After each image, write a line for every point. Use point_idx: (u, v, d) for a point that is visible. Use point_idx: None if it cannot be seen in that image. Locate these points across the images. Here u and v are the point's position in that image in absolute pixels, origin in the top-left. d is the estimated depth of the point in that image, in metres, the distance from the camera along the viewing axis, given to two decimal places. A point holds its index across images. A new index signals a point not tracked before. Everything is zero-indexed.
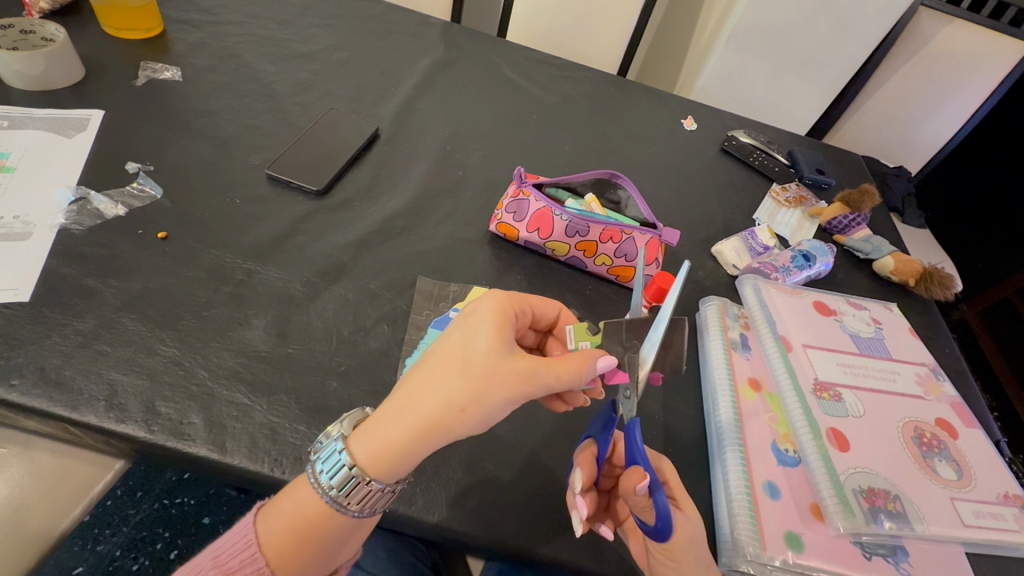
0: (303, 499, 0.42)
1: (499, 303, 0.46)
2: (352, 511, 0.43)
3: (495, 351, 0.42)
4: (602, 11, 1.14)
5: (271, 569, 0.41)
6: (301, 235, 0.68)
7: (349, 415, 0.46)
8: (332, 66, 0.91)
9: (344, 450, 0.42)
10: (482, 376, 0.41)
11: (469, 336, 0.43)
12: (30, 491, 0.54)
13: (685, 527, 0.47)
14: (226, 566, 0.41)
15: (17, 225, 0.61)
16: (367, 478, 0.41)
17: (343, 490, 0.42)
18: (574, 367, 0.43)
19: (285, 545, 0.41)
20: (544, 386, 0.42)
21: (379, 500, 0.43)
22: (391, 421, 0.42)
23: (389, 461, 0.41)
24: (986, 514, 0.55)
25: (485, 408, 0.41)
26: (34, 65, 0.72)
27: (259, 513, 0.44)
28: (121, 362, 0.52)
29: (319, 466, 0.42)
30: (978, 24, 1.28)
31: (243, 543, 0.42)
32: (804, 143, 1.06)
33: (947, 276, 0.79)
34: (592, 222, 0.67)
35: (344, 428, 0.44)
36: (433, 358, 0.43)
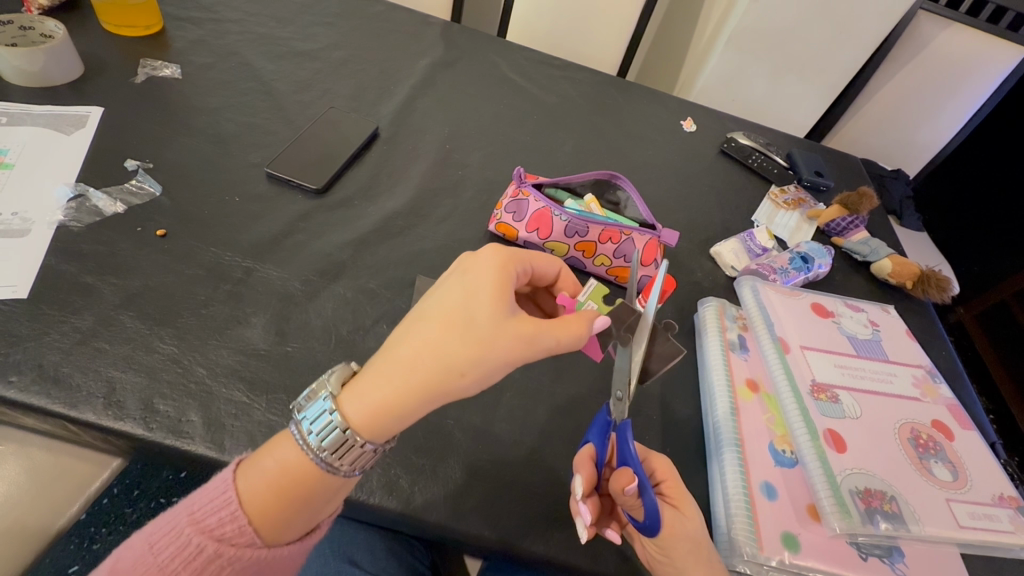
0: (290, 457, 0.40)
1: (501, 262, 0.44)
2: (343, 471, 0.41)
3: (500, 311, 0.41)
4: (602, 12, 1.14)
5: (254, 528, 0.39)
6: (300, 234, 0.68)
7: (336, 371, 0.43)
8: (332, 65, 0.91)
9: (333, 410, 0.40)
10: (487, 337, 0.40)
11: (472, 294, 0.42)
12: (27, 487, 0.54)
13: (678, 528, 0.47)
14: (204, 525, 0.39)
15: (16, 222, 0.61)
16: (360, 440, 0.40)
17: (335, 452, 0.40)
18: (573, 333, 0.44)
19: (270, 505, 0.39)
20: (544, 351, 0.43)
21: (369, 460, 0.42)
22: (388, 380, 0.40)
23: (382, 421, 0.40)
24: (981, 515, 0.56)
25: (486, 370, 0.40)
26: (34, 62, 0.72)
27: (238, 470, 0.41)
28: (119, 359, 0.52)
29: (307, 424, 0.40)
30: (977, 28, 1.28)
31: (222, 501, 0.39)
32: (802, 144, 1.06)
33: (945, 279, 0.79)
34: (591, 223, 0.67)
35: (332, 386, 0.42)
36: (433, 318, 0.41)
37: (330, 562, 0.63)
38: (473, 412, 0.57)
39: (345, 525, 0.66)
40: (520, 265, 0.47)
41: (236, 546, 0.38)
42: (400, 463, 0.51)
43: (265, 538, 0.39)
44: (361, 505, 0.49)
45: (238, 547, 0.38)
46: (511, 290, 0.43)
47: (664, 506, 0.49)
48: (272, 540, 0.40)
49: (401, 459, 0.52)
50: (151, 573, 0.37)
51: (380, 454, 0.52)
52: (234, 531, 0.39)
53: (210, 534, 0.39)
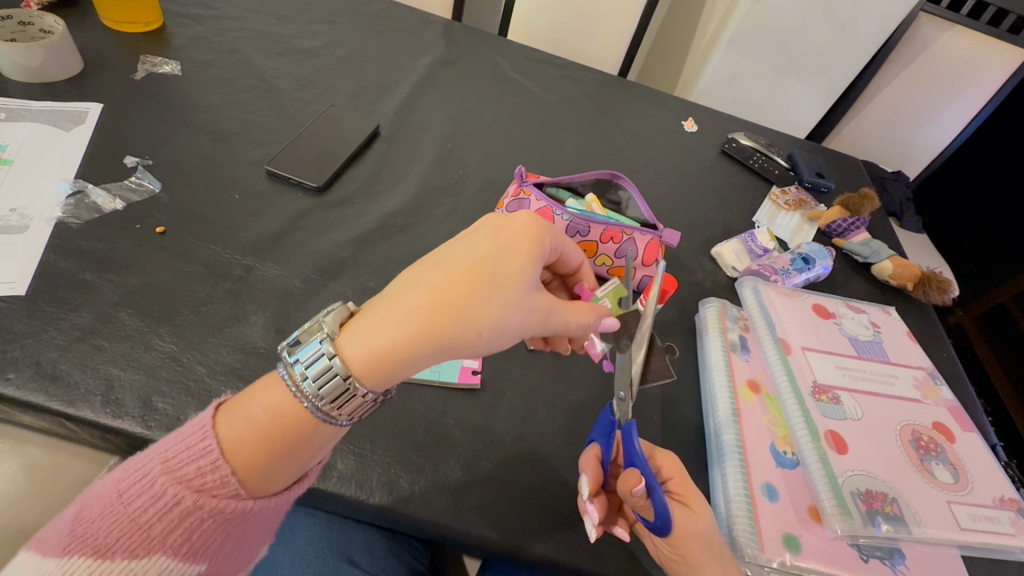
0: (281, 404, 0.40)
1: (533, 231, 0.45)
2: (340, 420, 0.41)
3: (526, 279, 0.42)
4: (604, 11, 1.14)
5: (238, 478, 0.38)
6: (300, 232, 0.67)
7: (334, 311, 0.41)
8: (333, 63, 0.91)
9: (334, 354, 0.39)
10: (512, 301, 0.41)
11: (502, 254, 0.42)
12: (23, 486, 0.54)
13: (690, 526, 0.47)
14: (180, 474, 0.37)
15: (14, 218, 0.60)
16: (360, 389, 0.39)
17: (334, 402, 0.39)
18: (585, 318, 0.47)
19: (256, 453, 0.38)
20: (553, 330, 0.45)
21: (365, 411, 0.41)
22: (396, 326, 0.39)
23: (385, 371, 0.40)
24: (982, 518, 0.56)
25: (498, 333, 0.41)
26: (33, 57, 0.72)
27: (219, 415, 0.40)
28: (118, 357, 0.52)
29: (301, 368, 0.39)
30: (979, 32, 1.27)
31: (200, 450, 0.38)
32: (803, 146, 1.06)
33: (946, 281, 0.79)
34: (593, 222, 0.67)
35: (330, 327, 0.40)
36: (455, 268, 0.41)
37: (329, 562, 0.62)
38: (474, 413, 0.56)
39: (344, 525, 0.65)
40: (553, 240, 0.47)
41: (217, 497, 0.38)
42: (400, 463, 0.51)
43: (250, 488, 0.39)
44: (360, 505, 0.49)
45: (219, 498, 0.38)
46: (539, 263, 0.44)
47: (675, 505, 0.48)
48: (256, 491, 0.39)
49: (401, 459, 0.51)
50: (121, 520, 0.37)
51: (380, 454, 0.51)
52: (215, 481, 0.38)
53: (187, 484, 0.37)
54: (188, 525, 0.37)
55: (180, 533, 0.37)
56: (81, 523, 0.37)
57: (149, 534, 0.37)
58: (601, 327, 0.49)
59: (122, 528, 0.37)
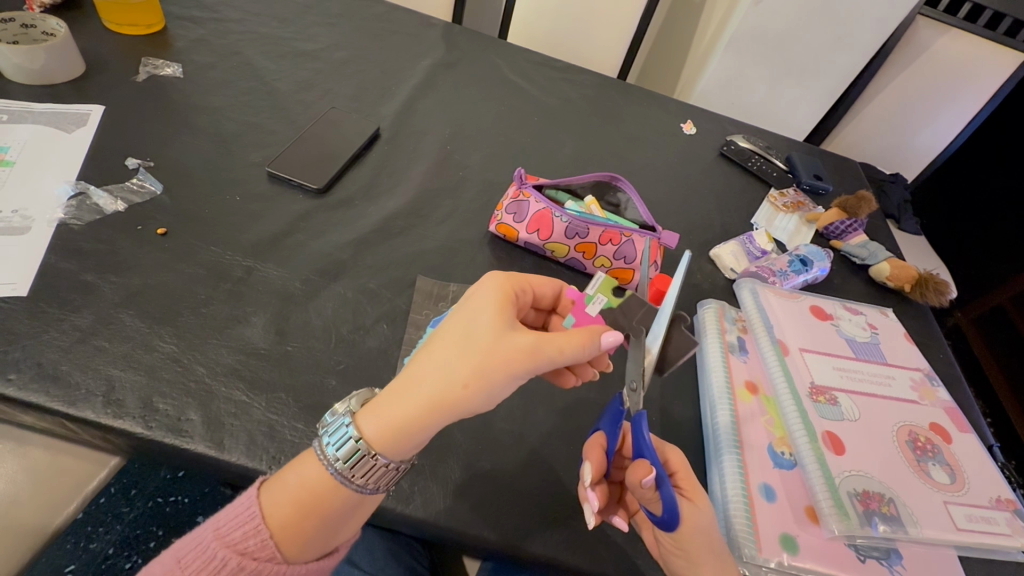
0: (310, 473, 0.42)
1: (503, 288, 0.46)
2: (358, 486, 0.42)
3: (501, 327, 0.42)
4: (604, 14, 1.15)
5: (275, 541, 0.40)
6: (301, 233, 0.68)
7: (359, 393, 0.45)
8: (334, 65, 0.91)
9: (351, 425, 0.42)
10: (490, 350, 0.41)
11: (473, 314, 0.43)
12: (24, 485, 0.54)
13: (695, 521, 0.47)
14: (229, 539, 0.40)
15: (16, 220, 0.60)
16: (373, 453, 0.41)
17: (349, 464, 0.41)
18: (580, 340, 0.43)
19: (288, 518, 0.41)
20: (547, 362, 0.42)
21: (386, 476, 0.42)
22: (398, 396, 0.41)
23: (394, 436, 0.41)
24: (978, 518, 0.56)
25: (490, 383, 0.41)
26: (35, 59, 0.72)
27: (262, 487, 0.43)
28: (119, 358, 0.52)
29: (325, 439, 0.42)
30: (976, 35, 1.29)
31: (246, 516, 0.41)
32: (801, 148, 1.06)
33: (944, 282, 0.80)
34: (591, 224, 0.67)
35: (352, 405, 0.44)
36: (441, 337, 0.43)
37: None
38: (472, 413, 0.57)
39: None
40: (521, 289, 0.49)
41: (257, 560, 0.40)
42: None
43: (285, 553, 0.41)
44: None
45: (258, 561, 0.40)
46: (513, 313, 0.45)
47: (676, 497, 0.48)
48: (291, 556, 0.41)
49: None
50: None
51: None
52: (256, 544, 0.40)
53: (233, 547, 0.40)
54: None
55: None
56: None
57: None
58: (604, 346, 0.44)
59: None
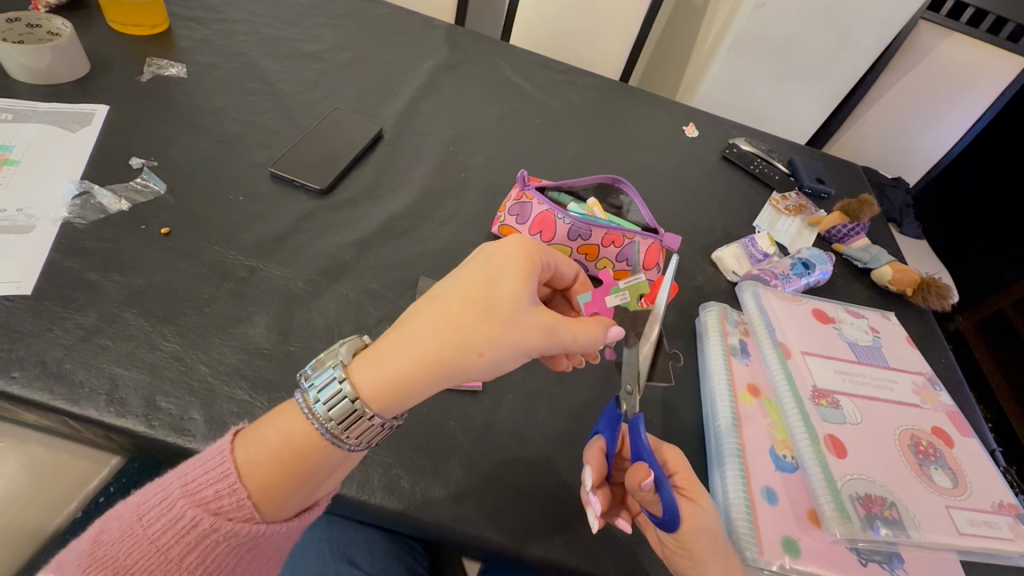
0: (295, 428, 0.41)
1: (528, 251, 0.45)
2: (350, 445, 0.41)
3: (523, 299, 0.43)
4: (606, 17, 1.15)
5: (253, 502, 0.39)
6: (303, 233, 0.68)
7: (348, 342, 0.43)
8: (337, 66, 0.92)
9: (344, 380, 0.41)
10: (510, 323, 0.42)
11: (496, 278, 0.43)
12: (24, 483, 0.54)
13: (696, 523, 0.47)
14: (199, 497, 0.38)
15: (20, 218, 0.61)
16: (368, 413, 0.40)
17: (342, 424, 0.40)
18: (591, 333, 0.47)
19: (269, 478, 0.39)
20: (560, 345, 0.45)
21: (376, 435, 0.42)
22: (401, 351, 0.41)
23: (393, 394, 0.41)
24: (981, 522, 0.56)
25: (503, 352, 0.42)
26: (41, 59, 0.72)
27: (237, 441, 0.41)
28: (122, 357, 0.52)
29: (314, 393, 0.40)
30: (979, 40, 1.29)
31: (219, 473, 0.39)
32: (803, 151, 1.07)
33: (945, 286, 0.80)
34: (594, 226, 0.67)
35: (343, 356, 0.42)
36: (452, 295, 0.42)
37: (329, 563, 0.63)
38: (474, 413, 0.57)
39: (345, 525, 0.66)
40: (546, 258, 0.48)
41: (233, 520, 0.38)
42: (401, 464, 0.51)
43: (263, 513, 0.39)
44: (362, 505, 0.49)
45: (234, 521, 0.38)
46: (534, 283, 0.45)
47: (679, 498, 0.49)
48: (269, 516, 0.40)
49: (402, 459, 0.52)
50: (141, 542, 0.37)
51: (382, 453, 0.52)
52: (232, 504, 0.39)
53: (205, 506, 0.38)
54: (204, 548, 0.38)
55: (196, 556, 0.38)
56: (100, 545, 0.37)
57: (167, 556, 0.37)
58: (608, 338, 0.49)
59: (141, 550, 0.37)
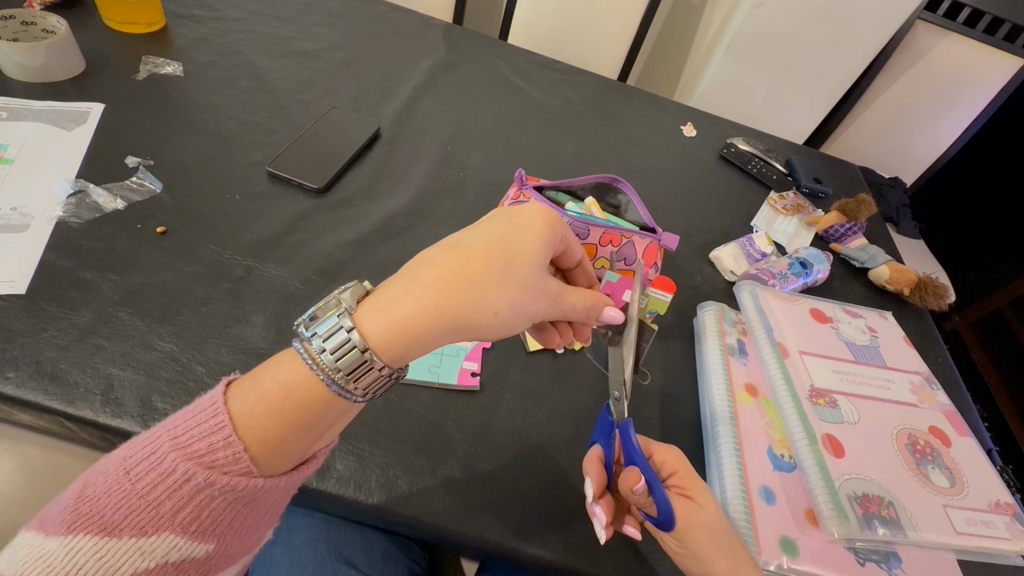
0: (295, 377, 0.40)
1: (550, 216, 0.46)
2: (356, 396, 0.41)
3: (539, 261, 0.44)
4: (605, 16, 1.15)
5: (251, 455, 0.38)
6: (301, 233, 0.68)
7: (351, 288, 0.42)
8: (334, 65, 0.91)
9: (353, 329, 0.39)
10: (526, 285, 0.43)
11: (516, 237, 0.44)
12: (20, 485, 0.54)
13: (694, 519, 0.47)
14: (192, 450, 0.37)
15: (15, 217, 0.60)
16: (378, 363, 0.39)
17: (350, 374, 0.39)
18: (593, 302, 0.50)
19: (269, 431, 0.38)
20: (565, 310, 0.47)
21: (380, 386, 0.41)
22: (414, 297, 0.40)
23: (403, 343, 0.40)
24: (977, 522, 0.56)
25: (517, 314, 0.43)
26: (36, 57, 0.72)
27: (230, 391, 0.40)
28: (117, 356, 0.52)
29: (318, 342, 0.39)
30: (974, 39, 1.28)
31: (213, 425, 0.38)
32: (802, 151, 1.07)
33: (942, 286, 0.80)
34: (592, 226, 0.66)
35: (347, 304, 0.41)
36: (474, 248, 0.42)
37: (326, 563, 0.62)
38: (472, 413, 0.57)
39: (342, 526, 0.65)
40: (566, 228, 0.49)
41: (228, 474, 0.37)
42: (399, 464, 0.51)
43: (262, 469, 0.39)
44: (360, 506, 0.49)
45: (230, 475, 0.37)
46: (552, 249, 0.46)
47: (678, 498, 0.49)
48: (267, 470, 0.39)
49: (399, 459, 0.52)
50: (130, 497, 0.36)
51: (380, 454, 0.52)
52: (227, 458, 0.37)
53: (198, 461, 0.37)
54: (198, 503, 0.37)
55: (190, 511, 0.37)
56: (85, 501, 0.36)
57: (159, 511, 0.36)
58: (606, 317, 0.51)
59: (130, 504, 0.36)
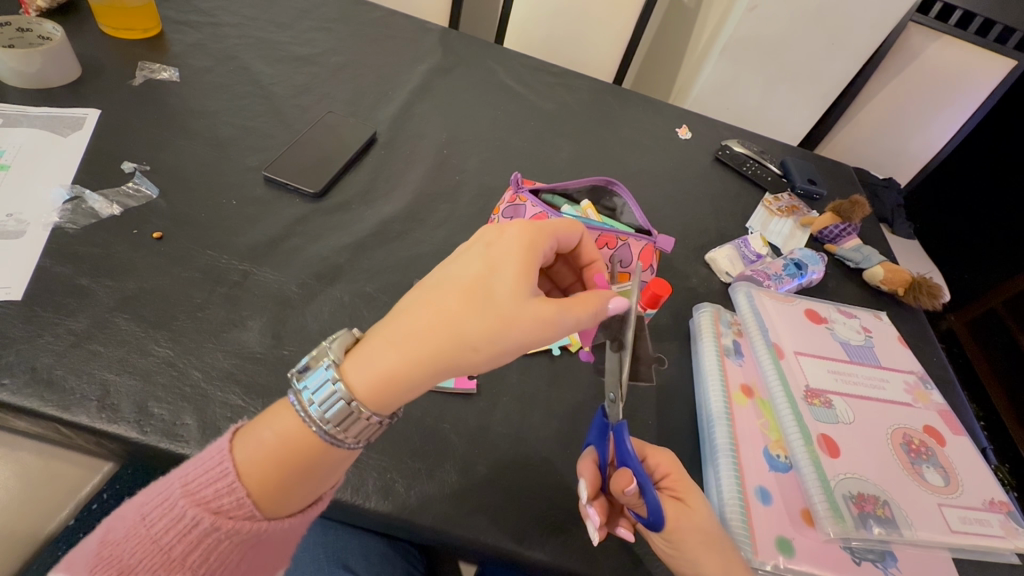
0: (290, 426, 0.40)
1: (527, 241, 0.45)
2: (349, 444, 0.41)
3: (523, 288, 0.42)
4: (601, 19, 1.15)
5: (253, 500, 0.39)
6: (297, 237, 0.68)
7: (338, 338, 0.43)
8: (331, 70, 0.92)
9: (338, 379, 0.40)
10: (506, 313, 0.41)
11: (493, 269, 0.42)
12: (16, 492, 0.53)
13: (683, 522, 0.48)
14: (199, 497, 0.38)
15: (11, 224, 0.60)
16: (365, 412, 0.40)
17: (338, 425, 0.40)
18: (593, 310, 0.45)
19: (268, 475, 0.39)
20: (564, 329, 0.43)
21: (372, 433, 0.42)
22: (395, 350, 0.40)
23: (387, 395, 0.40)
24: (971, 520, 0.56)
25: (500, 346, 0.41)
26: (31, 63, 0.72)
27: (236, 440, 0.41)
28: (114, 362, 0.52)
29: (308, 394, 0.40)
30: (966, 41, 1.29)
31: (219, 472, 0.39)
32: (797, 153, 1.07)
33: (936, 286, 0.81)
34: (588, 228, 0.66)
35: (335, 354, 0.42)
36: (448, 291, 0.41)
37: (325, 567, 0.63)
38: (469, 416, 0.57)
39: (340, 530, 0.66)
40: (547, 241, 0.47)
41: (233, 519, 0.38)
42: (396, 468, 0.51)
43: (264, 512, 0.39)
44: (357, 510, 0.49)
45: (235, 520, 0.38)
46: (535, 273, 0.44)
47: (667, 500, 0.49)
48: (270, 513, 0.39)
49: (396, 463, 0.52)
50: (144, 542, 0.37)
51: (377, 458, 0.52)
52: (231, 503, 0.38)
53: (205, 505, 0.38)
54: (206, 547, 0.38)
55: (199, 554, 0.38)
56: (107, 545, 0.37)
57: (170, 555, 0.37)
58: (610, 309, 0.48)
59: (145, 549, 0.37)
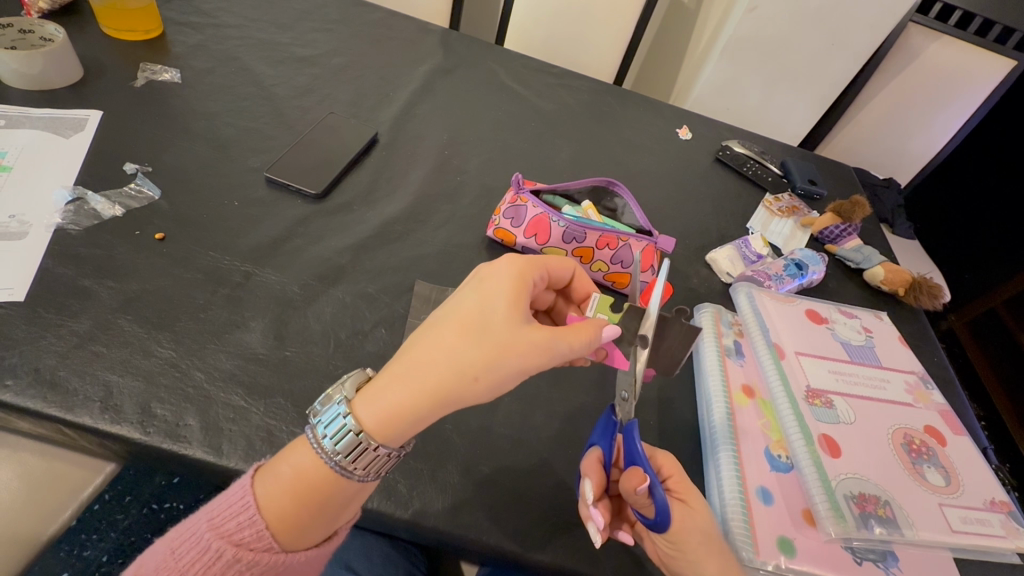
0: (306, 462, 0.41)
1: (518, 271, 0.45)
2: (358, 476, 0.41)
3: (516, 318, 0.42)
4: (601, 20, 1.15)
5: (272, 532, 0.40)
6: (299, 238, 0.68)
7: (352, 376, 0.44)
8: (332, 71, 0.92)
9: (349, 414, 0.41)
10: (503, 344, 0.41)
11: (487, 299, 0.43)
12: (19, 494, 0.54)
13: (688, 522, 0.48)
14: (224, 530, 0.40)
15: (13, 225, 0.60)
16: (373, 444, 0.40)
17: (349, 456, 0.40)
18: (585, 336, 0.45)
19: (286, 509, 0.40)
20: (558, 356, 0.43)
21: (384, 465, 0.42)
22: (400, 384, 0.40)
23: (394, 427, 0.40)
24: (972, 520, 0.56)
25: (500, 376, 0.41)
26: (33, 65, 0.72)
27: (258, 476, 0.42)
28: (116, 364, 0.52)
29: (322, 428, 0.41)
30: (965, 41, 1.30)
31: (240, 506, 0.40)
32: (797, 154, 1.07)
33: (936, 285, 0.81)
34: (589, 229, 0.67)
35: (346, 391, 0.43)
36: (448, 322, 0.42)
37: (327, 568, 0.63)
38: (470, 416, 0.57)
39: None
40: (537, 272, 0.49)
41: (254, 551, 0.39)
42: (398, 469, 0.52)
43: (282, 544, 0.40)
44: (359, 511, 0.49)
45: (256, 552, 0.39)
46: (527, 301, 0.44)
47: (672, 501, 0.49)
48: (288, 545, 0.40)
49: (398, 464, 0.52)
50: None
51: None
52: (252, 535, 0.39)
53: (228, 538, 0.39)
54: None
55: None
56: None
57: None
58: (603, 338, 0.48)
59: None
